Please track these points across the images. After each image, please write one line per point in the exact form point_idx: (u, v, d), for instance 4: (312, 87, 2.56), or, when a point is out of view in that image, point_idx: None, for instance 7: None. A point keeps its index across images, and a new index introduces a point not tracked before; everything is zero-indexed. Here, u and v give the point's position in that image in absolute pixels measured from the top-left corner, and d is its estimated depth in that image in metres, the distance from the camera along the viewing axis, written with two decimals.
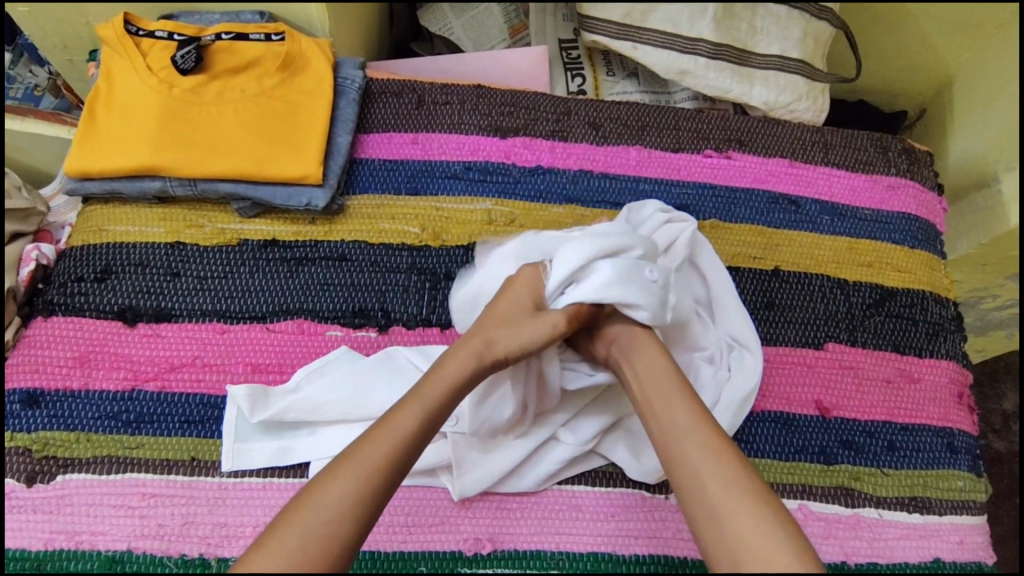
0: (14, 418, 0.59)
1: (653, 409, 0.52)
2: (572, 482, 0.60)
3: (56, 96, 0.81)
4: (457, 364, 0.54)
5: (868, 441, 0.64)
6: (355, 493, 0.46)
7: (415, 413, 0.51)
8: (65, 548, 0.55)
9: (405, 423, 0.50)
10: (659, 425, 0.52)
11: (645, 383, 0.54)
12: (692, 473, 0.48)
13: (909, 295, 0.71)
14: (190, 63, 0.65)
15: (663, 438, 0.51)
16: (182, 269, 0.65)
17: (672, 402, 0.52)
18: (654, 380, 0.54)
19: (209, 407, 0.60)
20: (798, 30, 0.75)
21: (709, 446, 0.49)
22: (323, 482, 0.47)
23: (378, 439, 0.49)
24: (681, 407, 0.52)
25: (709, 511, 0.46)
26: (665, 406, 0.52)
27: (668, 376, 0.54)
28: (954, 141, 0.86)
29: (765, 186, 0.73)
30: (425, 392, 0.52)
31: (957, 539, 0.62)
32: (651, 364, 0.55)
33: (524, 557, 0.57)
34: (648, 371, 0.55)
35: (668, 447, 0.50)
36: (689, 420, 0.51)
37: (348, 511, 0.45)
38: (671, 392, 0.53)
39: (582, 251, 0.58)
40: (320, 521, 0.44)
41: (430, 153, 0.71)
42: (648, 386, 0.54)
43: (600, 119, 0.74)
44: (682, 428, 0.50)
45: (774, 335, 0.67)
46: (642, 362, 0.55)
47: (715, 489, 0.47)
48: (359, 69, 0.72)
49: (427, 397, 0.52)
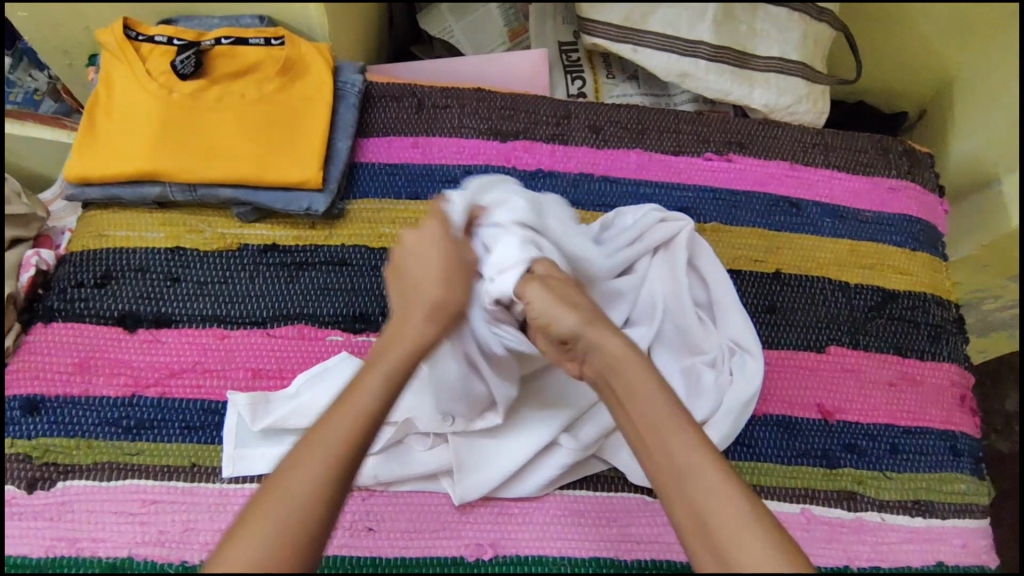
0: (14, 424, 0.59)
1: (645, 438, 0.44)
2: (572, 487, 0.60)
3: (56, 101, 0.81)
4: (412, 330, 0.49)
5: (871, 444, 0.64)
6: (328, 469, 0.42)
7: (376, 380, 0.46)
8: (66, 555, 0.55)
9: (367, 396, 0.45)
10: (657, 458, 0.43)
11: (633, 407, 0.45)
12: (698, 515, 0.41)
13: (911, 298, 0.70)
14: (189, 69, 0.65)
15: (660, 472, 0.43)
16: (181, 275, 0.65)
17: (670, 429, 0.43)
18: (643, 409, 0.44)
19: (209, 413, 0.60)
20: (798, 32, 0.75)
21: (717, 482, 0.42)
22: (291, 460, 0.42)
23: (344, 410, 0.45)
24: (682, 434, 0.43)
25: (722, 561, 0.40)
26: (662, 434, 0.43)
27: (657, 393, 0.45)
28: (956, 143, 0.86)
29: (765, 188, 0.73)
30: (383, 360, 0.47)
31: (960, 542, 0.62)
32: (635, 382, 0.45)
33: (525, 562, 0.57)
34: (634, 391, 0.45)
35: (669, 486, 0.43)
36: (692, 450, 0.43)
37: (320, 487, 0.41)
38: (667, 415, 0.44)
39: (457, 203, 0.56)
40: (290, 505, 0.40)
41: (430, 157, 0.71)
42: (636, 411, 0.45)
43: (600, 122, 0.74)
44: (682, 467, 0.42)
45: (775, 338, 0.67)
46: (623, 379, 0.46)
47: (726, 535, 0.40)
48: (358, 73, 0.71)
49: (386, 363, 0.47)
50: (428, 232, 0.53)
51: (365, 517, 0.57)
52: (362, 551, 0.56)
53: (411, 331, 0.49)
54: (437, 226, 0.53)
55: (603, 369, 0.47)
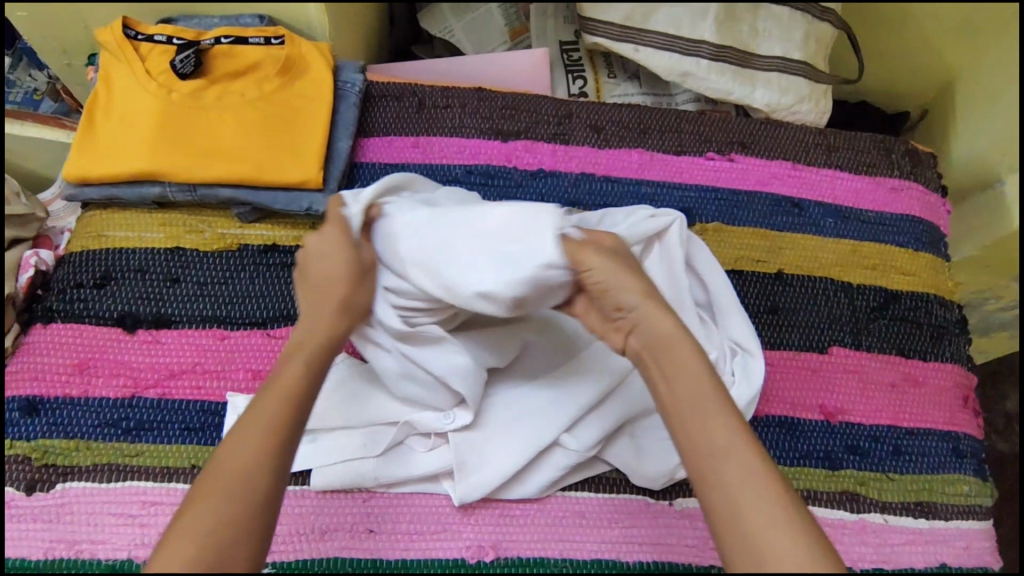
0: (13, 426, 0.59)
1: (681, 418, 0.43)
2: (574, 489, 0.59)
3: (56, 100, 0.81)
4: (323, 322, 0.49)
5: (875, 446, 0.64)
6: (267, 444, 0.42)
7: (300, 363, 0.47)
8: (66, 558, 0.55)
9: (292, 377, 0.46)
10: (693, 440, 0.42)
11: (673, 388, 0.44)
12: (729, 500, 0.40)
13: (913, 298, 0.70)
14: (189, 68, 0.65)
15: (692, 453, 0.42)
16: (181, 275, 0.65)
17: (706, 412, 0.43)
18: (685, 388, 0.44)
19: (209, 414, 0.60)
20: (800, 31, 0.74)
21: (751, 469, 0.41)
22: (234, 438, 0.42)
23: (277, 390, 0.45)
24: (720, 418, 0.43)
25: (750, 548, 0.39)
26: (698, 417, 0.43)
27: (701, 377, 0.44)
28: (958, 143, 0.85)
29: (767, 188, 0.73)
30: (304, 349, 0.47)
31: (963, 544, 0.62)
32: (677, 366, 0.45)
33: (527, 564, 0.56)
34: (675, 371, 0.45)
35: (701, 468, 0.42)
36: (729, 434, 0.42)
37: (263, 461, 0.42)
38: (707, 398, 0.43)
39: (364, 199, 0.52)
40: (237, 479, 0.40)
41: (431, 156, 0.71)
42: (677, 392, 0.44)
43: (601, 122, 0.74)
44: (722, 448, 0.41)
45: (778, 339, 0.67)
46: (668, 360, 0.45)
47: (758, 523, 0.39)
48: (359, 72, 0.71)
49: (305, 346, 0.48)
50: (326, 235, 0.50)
51: (366, 519, 0.57)
52: (363, 553, 0.56)
53: (319, 323, 0.48)
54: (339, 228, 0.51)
55: (649, 347, 0.46)
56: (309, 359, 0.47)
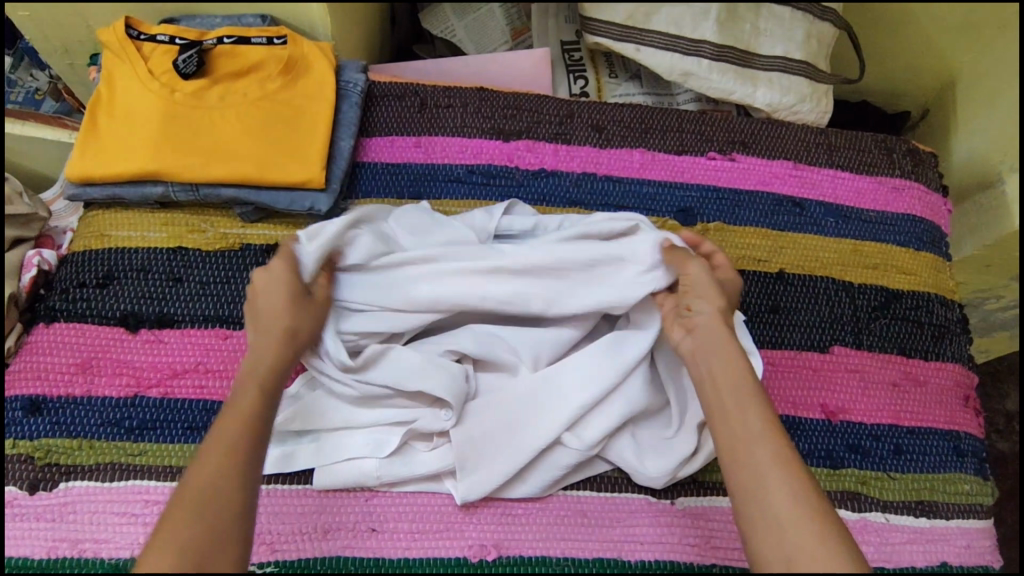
0: (16, 425, 0.59)
1: (723, 417, 0.50)
2: (576, 488, 0.59)
3: (57, 100, 0.81)
4: (266, 350, 0.53)
5: (876, 445, 0.64)
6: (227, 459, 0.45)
7: (255, 388, 0.50)
8: (69, 557, 0.55)
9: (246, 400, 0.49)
10: (731, 433, 0.48)
11: (718, 391, 0.51)
12: (758, 484, 0.45)
13: (914, 297, 0.70)
14: (191, 68, 0.65)
15: (728, 446, 0.48)
16: (184, 275, 0.65)
17: (743, 411, 0.49)
18: (727, 382, 0.51)
19: (212, 413, 0.60)
20: (802, 30, 0.75)
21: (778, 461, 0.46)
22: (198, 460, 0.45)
23: (231, 414, 0.48)
24: (754, 416, 0.49)
25: (771, 523, 0.43)
26: (737, 415, 0.49)
27: (743, 383, 0.51)
28: (957, 143, 0.86)
29: (769, 188, 0.73)
30: (259, 371, 0.51)
31: (964, 543, 0.62)
32: (722, 373, 0.52)
33: (529, 563, 0.56)
34: (720, 379, 0.51)
35: (734, 457, 0.47)
36: (762, 430, 0.48)
37: (227, 472, 0.44)
38: (746, 401, 0.50)
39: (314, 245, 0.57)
40: (202, 492, 0.43)
41: (433, 156, 0.71)
42: (721, 395, 0.51)
43: (603, 122, 0.74)
44: (755, 433, 0.48)
45: (778, 338, 0.67)
46: (714, 368, 0.52)
47: (782, 505, 0.44)
48: (361, 72, 0.71)
49: (255, 372, 0.51)
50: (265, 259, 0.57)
51: (369, 518, 0.57)
52: (365, 552, 0.56)
53: (270, 347, 0.53)
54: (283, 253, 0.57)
55: (702, 355, 0.54)
56: (262, 384, 0.51)
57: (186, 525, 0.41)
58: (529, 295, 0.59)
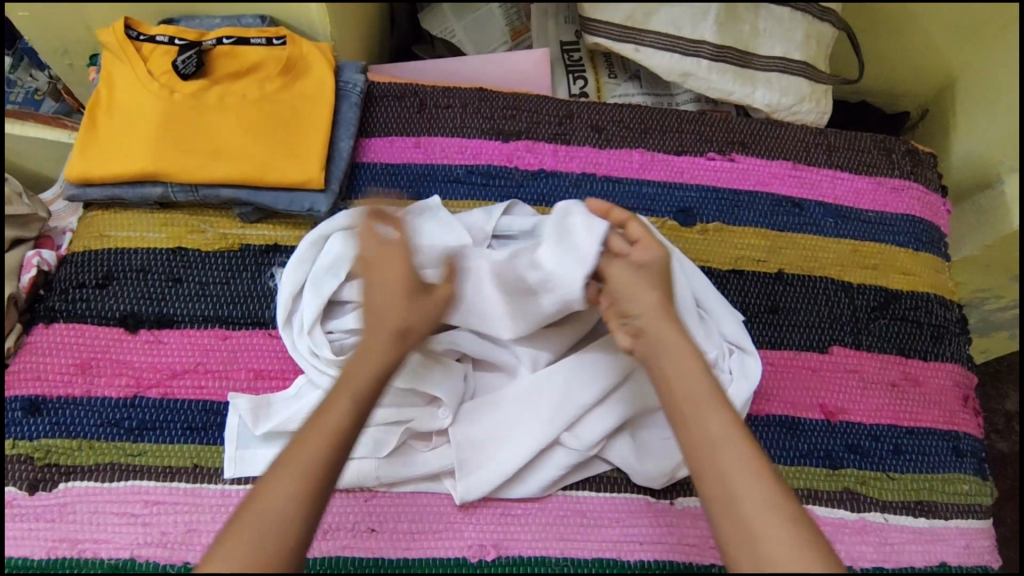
0: (15, 425, 0.59)
1: (685, 417, 0.46)
2: (575, 488, 0.59)
3: (56, 100, 0.81)
4: (377, 353, 0.48)
5: (875, 445, 0.64)
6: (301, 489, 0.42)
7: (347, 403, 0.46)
8: (68, 557, 0.55)
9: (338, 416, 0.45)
10: (693, 435, 0.46)
11: (671, 387, 0.48)
12: (726, 489, 0.43)
13: (913, 298, 0.70)
14: (191, 69, 0.65)
15: (695, 448, 0.45)
16: (183, 275, 0.65)
17: (705, 410, 0.46)
18: (686, 377, 0.47)
19: (211, 414, 0.60)
20: (801, 31, 0.75)
21: (745, 462, 0.44)
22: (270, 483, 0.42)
23: (316, 432, 0.44)
24: (717, 416, 0.46)
25: (744, 532, 0.41)
26: (699, 414, 0.46)
27: (698, 379, 0.47)
28: (957, 143, 0.86)
29: (768, 188, 0.73)
30: (351, 382, 0.47)
31: (963, 543, 0.62)
32: (675, 368, 0.48)
33: (528, 563, 0.56)
34: (676, 372, 0.48)
35: (703, 460, 0.44)
36: (723, 430, 0.45)
37: (298, 507, 0.42)
38: (706, 398, 0.46)
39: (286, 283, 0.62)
40: (267, 526, 0.41)
41: (432, 157, 0.71)
42: (676, 394, 0.47)
43: (602, 122, 0.74)
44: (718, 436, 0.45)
45: (777, 339, 0.67)
46: (666, 361, 0.48)
47: (754, 512, 0.42)
48: (360, 72, 0.71)
49: (355, 381, 0.47)
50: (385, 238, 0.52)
51: (368, 518, 0.57)
52: (365, 552, 0.56)
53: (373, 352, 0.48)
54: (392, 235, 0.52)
55: (651, 344, 0.49)
56: (357, 394, 0.47)
57: (237, 561, 0.39)
58: (489, 314, 0.58)
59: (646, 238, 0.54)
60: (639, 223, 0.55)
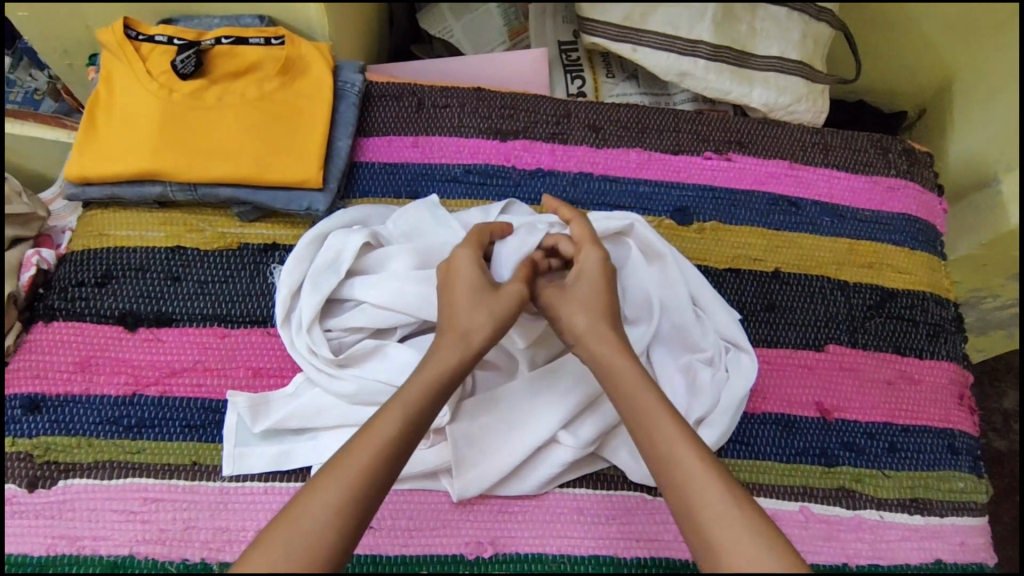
0: (15, 423, 0.59)
1: (639, 431, 0.48)
2: (572, 485, 0.60)
3: (56, 101, 0.81)
4: (443, 358, 0.52)
5: (871, 443, 0.64)
6: (341, 502, 0.43)
7: (395, 417, 0.47)
8: (67, 554, 0.55)
9: (387, 431, 0.47)
10: (649, 448, 0.48)
11: (625, 404, 0.50)
12: (682, 498, 0.45)
13: (909, 296, 0.71)
14: (190, 68, 0.65)
15: (652, 462, 0.47)
16: (182, 274, 0.65)
17: (657, 422, 0.48)
18: (633, 396, 0.50)
19: (210, 412, 0.60)
20: (797, 32, 0.75)
21: (698, 470, 0.45)
22: (309, 492, 0.43)
23: (357, 449, 0.46)
24: (668, 427, 0.48)
25: (703, 539, 0.43)
26: (652, 427, 0.48)
27: (648, 394, 0.50)
28: (954, 142, 0.86)
29: (764, 187, 0.73)
30: (402, 397, 0.49)
31: (958, 540, 0.62)
32: (626, 384, 0.50)
33: (525, 560, 0.57)
34: (627, 389, 0.50)
35: (661, 472, 0.47)
36: (675, 442, 0.47)
37: (337, 519, 0.42)
38: (657, 411, 0.48)
39: (285, 284, 0.62)
40: (301, 534, 0.41)
41: (430, 156, 0.71)
42: (629, 409, 0.50)
43: (600, 122, 0.74)
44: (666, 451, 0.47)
45: (773, 337, 0.67)
46: (617, 379, 0.51)
47: (709, 518, 0.43)
48: (359, 72, 0.71)
49: (406, 396, 0.49)
50: (462, 258, 0.57)
51: None
52: (362, 549, 0.56)
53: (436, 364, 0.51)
54: (469, 255, 0.57)
55: (602, 361, 0.52)
56: (404, 411, 0.48)
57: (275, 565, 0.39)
58: None
59: (584, 238, 0.58)
60: (580, 223, 0.59)
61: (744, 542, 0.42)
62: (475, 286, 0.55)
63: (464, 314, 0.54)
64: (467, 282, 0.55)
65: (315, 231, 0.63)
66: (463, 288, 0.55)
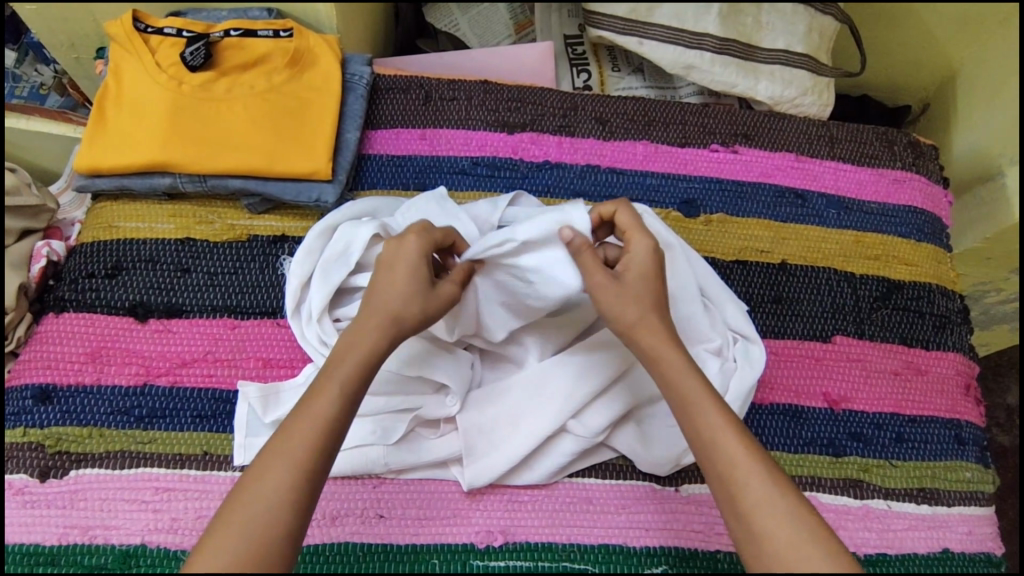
0: (27, 413, 0.59)
1: (682, 416, 0.47)
2: (582, 475, 0.60)
3: (62, 96, 0.82)
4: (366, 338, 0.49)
5: (877, 433, 0.65)
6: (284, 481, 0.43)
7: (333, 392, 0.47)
8: (79, 543, 0.55)
9: (325, 405, 0.46)
10: (694, 434, 0.47)
11: (667, 388, 0.48)
12: (725, 485, 0.45)
13: (916, 288, 0.71)
14: (199, 60, 0.65)
15: (695, 448, 0.47)
16: (192, 266, 0.66)
17: (700, 409, 0.47)
18: (682, 381, 0.48)
19: (221, 402, 0.61)
20: (803, 24, 0.75)
21: (744, 459, 0.45)
22: (257, 474, 0.43)
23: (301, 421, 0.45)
24: (712, 416, 0.46)
25: (745, 527, 0.43)
26: (695, 415, 0.47)
27: (693, 380, 0.48)
28: (957, 136, 0.86)
29: (771, 179, 0.73)
30: (338, 368, 0.48)
31: (965, 530, 0.62)
32: (668, 369, 0.49)
33: (535, 549, 0.57)
34: (670, 373, 0.48)
35: (706, 461, 0.46)
36: (721, 430, 0.46)
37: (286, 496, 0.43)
38: (700, 395, 0.47)
39: (297, 271, 0.62)
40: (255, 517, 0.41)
41: (437, 149, 0.71)
42: (673, 393, 0.48)
43: (607, 115, 0.74)
44: (712, 440, 0.46)
45: (781, 328, 0.68)
46: (660, 363, 0.49)
47: (751, 505, 0.43)
48: (366, 65, 0.72)
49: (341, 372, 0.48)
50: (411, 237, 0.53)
51: (376, 505, 0.58)
52: (373, 538, 0.56)
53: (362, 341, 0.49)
54: (418, 240, 0.52)
55: (647, 350, 0.50)
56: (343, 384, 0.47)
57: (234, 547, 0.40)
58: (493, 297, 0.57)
59: (630, 226, 0.53)
60: (622, 209, 0.54)
61: (785, 531, 0.42)
62: (416, 273, 0.51)
63: (395, 289, 0.50)
64: (410, 269, 0.51)
65: (320, 227, 0.63)
66: (403, 270, 0.51)
